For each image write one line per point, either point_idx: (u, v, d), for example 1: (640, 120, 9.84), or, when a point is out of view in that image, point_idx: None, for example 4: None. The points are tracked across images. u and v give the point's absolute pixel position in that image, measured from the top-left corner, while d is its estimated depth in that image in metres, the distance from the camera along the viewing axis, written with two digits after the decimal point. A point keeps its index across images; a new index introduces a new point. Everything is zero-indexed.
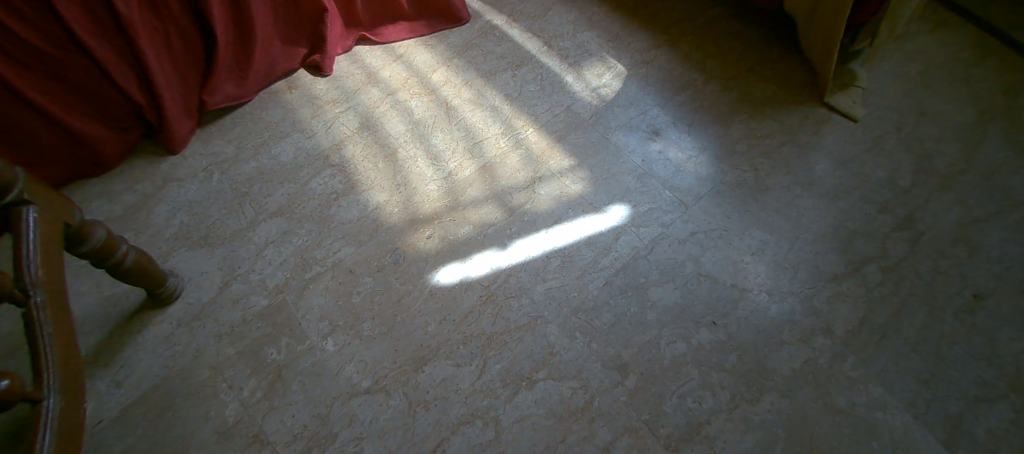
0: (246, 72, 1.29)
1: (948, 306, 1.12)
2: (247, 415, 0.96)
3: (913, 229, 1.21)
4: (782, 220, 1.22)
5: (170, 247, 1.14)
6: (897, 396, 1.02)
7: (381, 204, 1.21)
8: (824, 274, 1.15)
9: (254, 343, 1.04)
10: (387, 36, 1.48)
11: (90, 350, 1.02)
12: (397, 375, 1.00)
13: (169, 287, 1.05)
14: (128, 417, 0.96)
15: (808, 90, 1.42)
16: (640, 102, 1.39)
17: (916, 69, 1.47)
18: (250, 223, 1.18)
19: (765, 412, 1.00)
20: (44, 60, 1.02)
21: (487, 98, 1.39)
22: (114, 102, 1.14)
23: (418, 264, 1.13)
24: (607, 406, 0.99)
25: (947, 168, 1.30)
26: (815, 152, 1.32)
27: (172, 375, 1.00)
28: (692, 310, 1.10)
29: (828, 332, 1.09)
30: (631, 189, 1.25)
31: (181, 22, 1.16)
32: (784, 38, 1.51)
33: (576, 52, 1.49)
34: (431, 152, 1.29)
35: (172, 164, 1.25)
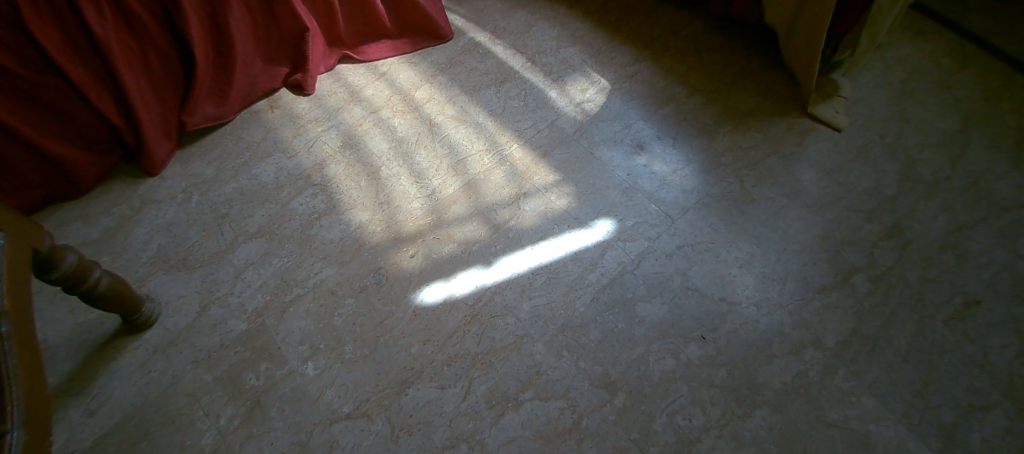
0: (227, 93, 1.28)
1: (938, 315, 1.11)
2: (225, 443, 0.93)
3: (900, 237, 1.21)
4: (769, 231, 1.21)
5: (147, 271, 1.12)
6: (890, 408, 1.00)
7: (363, 223, 1.19)
8: (812, 285, 1.14)
9: (232, 369, 1.01)
10: (370, 54, 1.48)
11: (62, 379, 0.99)
12: (380, 398, 0.98)
13: (146, 313, 1.03)
14: (100, 448, 0.92)
15: (791, 101, 1.43)
16: (624, 116, 1.39)
17: (897, 79, 1.48)
18: (229, 245, 1.15)
19: (756, 427, 0.98)
20: (18, 83, 1.01)
21: (471, 114, 1.38)
22: (91, 124, 1.13)
23: (402, 284, 1.11)
24: (596, 426, 0.96)
25: (932, 176, 1.30)
26: (799, 163, 1.32)
27: (147, 404, 0.97)
28: (680, 325, 1.08)
29: (819, 344, 1.07)
30: (617, 204, 1.24)
31: (160, 43, 1.15)
32: (765, 51, 1.52)
33: (559, 67, 1.49)
34: (415, 170, 1.28)
35: (150, 186, 1.23)
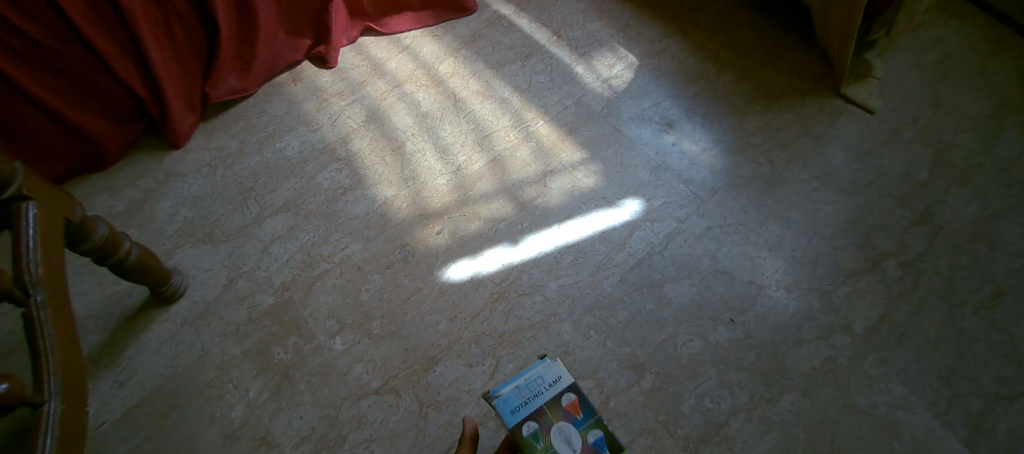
0: (250, 65, 1.26)
1: (969, 303, 1.09)
2: (254, 416, 0.94)
3: (932, 223, 1.17)
4: (800, 214, 1.19)
5: (173, 244, 1.12)
6: (918, 395, 0.99)
7: (388, 199, 1.18)
8: (843, 270, 1.12)
9: (260, 343, 1.02)
10: (393, 26, 1.45)
11: (93, 350, 1.00)
12: (408, 374, 0.98)
13: (174, 285, 1.03)
14: (132, 418, 0.94)
15: (823, 81, 1.38)
16: (652, 94, 1.36)
17: (936, 56, 1.41)
18: (255, 219, 1.15)
19: (785, 411, 0.98)
20: (42, 52, 0.98)
21: (496, 90, 1.35)
22: (116, 96, 1.11)
23: (428, 261, 1.11)
24: (624, 406, 0.97)
25: (965, 162, 1.24)
26: (831, 144, 1.28)
27: (176, 376, 0.98)
28: (709, 307, 1.07)
29: (849, 329, 1.06)
30: (645, 183, 1.22)
31: (185, 14, 1.12)
32: (800, 27, 1.46)
33: (585, 42, 1.45)
34: (440, 145, 1.26)
35: (174, 158, 1.22)
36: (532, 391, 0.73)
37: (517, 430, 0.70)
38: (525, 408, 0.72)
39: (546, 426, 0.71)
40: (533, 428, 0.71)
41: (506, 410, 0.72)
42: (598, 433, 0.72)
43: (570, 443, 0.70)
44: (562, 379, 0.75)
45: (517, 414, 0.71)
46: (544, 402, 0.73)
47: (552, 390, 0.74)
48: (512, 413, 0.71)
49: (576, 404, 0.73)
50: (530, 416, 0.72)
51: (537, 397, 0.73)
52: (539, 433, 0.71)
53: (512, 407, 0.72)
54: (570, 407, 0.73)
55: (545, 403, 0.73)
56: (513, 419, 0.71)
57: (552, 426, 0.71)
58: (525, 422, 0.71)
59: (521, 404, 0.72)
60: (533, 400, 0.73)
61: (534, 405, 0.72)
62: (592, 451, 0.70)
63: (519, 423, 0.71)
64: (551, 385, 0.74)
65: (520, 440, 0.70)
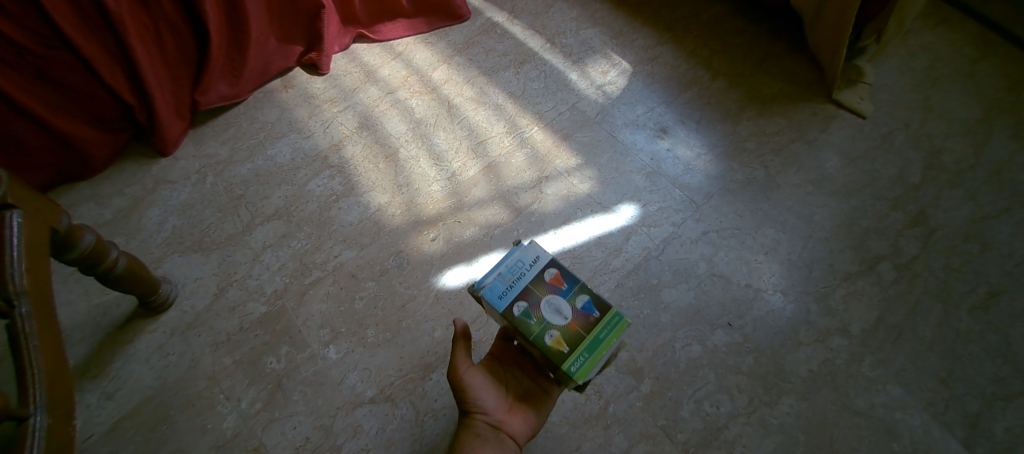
0: (240, 71, 1.25)
1: (963, 304, 1.09)
2: (246, 427, 0.93)
3: (924, 225, 1.18)
4: (794, 218, 1.19)
5: (162, 253, 1.10)
6: (915, 396, 0.99)
7: (382, 206, 1.17)
8: (838, 273, 1.12)
9: (253, 352, 1.00)
10: (386, 34, 1.44)
11: (79, 361, 0.97)
12: (404, 383, 0.98)
13: (163, 294, 1.01)
14: (121, 431, 0.91)
15: (814, 86, 1.39)
16: (645, 100, 1.36)
17: (927, 60, 1.43)
18: (247, 227, 1.13)
19: (783, 414, 0.97)
20: (27, 58, 0.96)
21: (490, 96, 1.35)
22: (104, 103, 1.09)
23: (423, 268, 1.10)
24: (623, 412, 0.97)
25: (955, 164, 1.26)
26: (824, 148, 1.29)
27: (166, 387, 0.96)
28: (706, 311, 1.07)
29: (846, 332, 1.06)
30: (641, 188, 1.22)
31: (175, 20, 1.10)
32: (790, 34, 1.48)
33: (579, 49, 1.46)
34: (434, 152, 1.25)
35: (164, 166, 1.20)
36: (514, 274, 0.72)
37: (507, 312, 0.70)
38: (511, 291, 0.71)
39: (535, 303, 0.71)
40: (523, 307, 0.70)
41: (493, 298, 0.71)
42: (585, 297, 0.72)
43: (561, 313, 0.71)
44: (542, 257, 0.74)
45: (504, 299, 0.71)
46: (528, 282, 0.72)
47: (533, 270, 0.73)
48: (501, 298, 0.71)
49: (559, 276, 0.73)
50: (519, 297, 0.71)
51: (521, 279, 0.72)
52: (530, 310, 0.71)
53: (498, 292, 0.71)
54: (554, 281, 0.73)
55: (530, 283, 0.72)
56: (502, 303, 0.70)
57: (541, 301, 0.71)
58: (516, 303, 0.71)
59: (507, 288, 0.72)
60: (517, 283, 0.72)
61: (520, 287, 0.72)
62: (583, 314, 0.71)
63: (509, 306, 0.71)
64: (532, 265, 0.73)
65: (513, 321, 0.70)
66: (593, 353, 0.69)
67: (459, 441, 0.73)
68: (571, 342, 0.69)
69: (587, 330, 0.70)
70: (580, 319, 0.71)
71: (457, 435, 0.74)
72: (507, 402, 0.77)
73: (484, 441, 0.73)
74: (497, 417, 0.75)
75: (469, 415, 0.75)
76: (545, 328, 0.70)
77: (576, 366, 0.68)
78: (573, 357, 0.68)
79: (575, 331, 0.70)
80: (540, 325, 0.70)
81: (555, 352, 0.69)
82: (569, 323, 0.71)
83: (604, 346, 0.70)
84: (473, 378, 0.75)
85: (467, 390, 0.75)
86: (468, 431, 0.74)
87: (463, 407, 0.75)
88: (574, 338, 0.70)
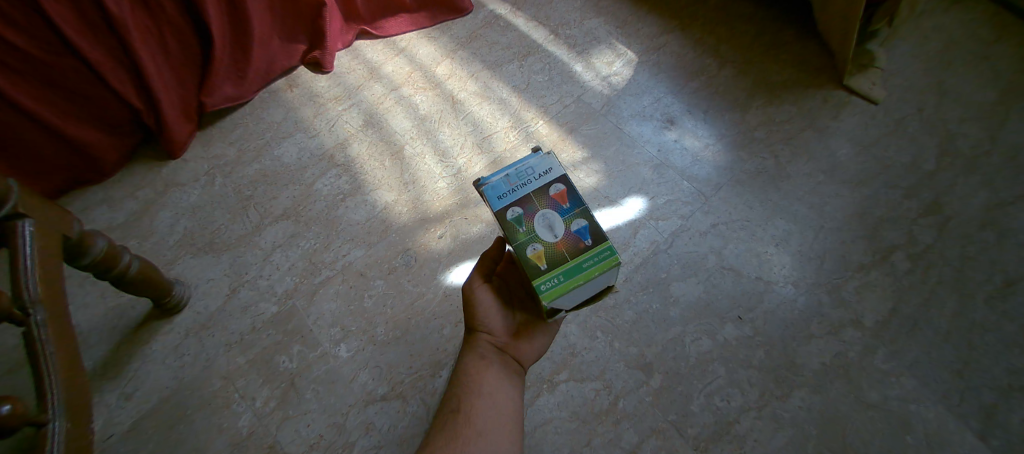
0: (245, 72, 1.25)
1: (979, 292, 1.07)
2: (261, 426, 0.95)
3: (939, 213, 1.16)
4: (805, 208, 1.17)
5: (174, 255, 1.11)
6: (930, 388, 0.98)
7: (389, 204, 1.17)
8: (850, 263, 1.11)
9: (265, 352, 1.01)
10: (388, 29, 1.43)
11: (96, 363, 0.99)
12: (414, 380, 0.99)
13: (176, 296, 1.02)
14: (139, 431, 0.94)
15: (825, 72, 1.36)
16: (652, 90, 1.34)
17: (942, 42, 1.38)
18: (255, 228, 1.14)
19: (795, 408, 0.97)
20: (34, 64, 0.97)
21: (494, 90, 1.34)
22: (111, 107, 1.10)
23: (431, 265, 1.10)
24: (633, 407, 0.97)
25: (971, 149, 1.23)
26: (835, 136, 1.26)
27: (182, 387, 0.97)
28: (716, 304, 1.07)
29: (858, 323, 1.05)
30: (648, 181, 1.21)
31: (177, 21, 1.10)
32: (800, 19, 1.44)
33: (583, 39, 1.44)
34: (440, 148, 1.25)
35: (173, 168, 1.21)
36: (521, 179, 0.70)
37: (500, 214, 0.69)
38: (511, 196, 0.69)
39: (530, 212, 0.69)
40: (517, 214, 0.68)
41: (493, 197, 0.70)
42: (582, 222, 0.68)
43: (552, 230, 0.68)
44: (554, 170, 0.70)
45: (503, 201, 0.69)
46: (531, 191, 0.69)
47: (540, 181, 0.70)
48: (499, 199, 0.69)
49: (564, 194, 0.69)
50: (517, 203, 0.69)
51: (526, 185, 0.70)
52: (524, 218, 0.68)
53: (500, 193, 0.69)
54: (557, 197, 0.69)
55: (533, 192, 0.69)
56: (499, 204, 0.69)
57: (537, 212, 0.69)
58: (511, 208, 0.69)
59: (509, 191, 0.69)
60: (521, 189, 0.70)
61: (522, 194, 0.69)
62: (574, 238, 0.68)
63: (504, 209, 0.69)
64: (541, 176, 0.70)
65: (503, 224, 0.68)
66: (569, 279, 0.66)
67: (463, 360, 0.73)
68: (551, 261, 0.67)
69: (571, 254, 0.67)
70: (570, 242, 0.68)
71: (462, 353, 0.74)
72: (513, 324, 0.76)
73: (489, 361, 0.73)
74: (502, 338, 0.75)
75: (474, 334, 0.74)
76: (530, 240, 0.68)
77: (546, 286, 0.65)
78: (547, 276, 0.66)
79: (560, 252, 0.67)
80: (527, 236, 0.68)
81: (531, 265, 0.67)
82: (556, 243, 0.68)
83: (585, 274, 0.66)
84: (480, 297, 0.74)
85: (474, 307, 0.74)
86: (472, 350, 0.73)
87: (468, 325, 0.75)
88: (556, 258, 0.67)
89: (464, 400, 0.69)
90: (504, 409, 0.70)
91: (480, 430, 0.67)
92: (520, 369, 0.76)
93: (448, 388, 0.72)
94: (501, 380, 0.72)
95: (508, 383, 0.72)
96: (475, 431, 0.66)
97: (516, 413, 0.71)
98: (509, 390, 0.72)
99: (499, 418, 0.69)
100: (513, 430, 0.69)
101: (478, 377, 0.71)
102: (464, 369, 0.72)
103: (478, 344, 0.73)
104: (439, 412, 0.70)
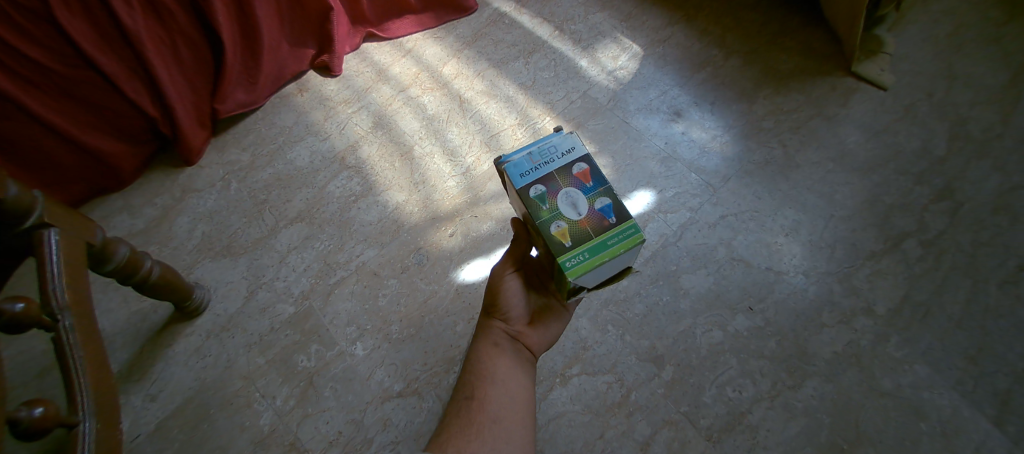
0: (256, 78, 1.27)
1: (992, 278, 1.06)
2: (282, 423, 0.97)
3: (951, 199, 1.15)
4: (816, 197, 1.17)
5: (193, 259, 1.14)
6: (944, 375, 0.98)
7: (400, 204, 1.19)
8: (861, 251, 1.11)
9: (284, 351, 1.04)
10: (395, 31, 1.45)
11: (122, 366, 1.02)
12: (429, 376, 1.01)
13: (196, 300, 1.05)
14: (166, 430, 0.97)
15: (833, 59, 1.34)
16: (658, 83, 1.35)
17: (952, 26, 1.37)
18: (270, 231, 1.17)
19: (808, 397, 0.97)
20: (54, 78, 1.00)
21: (500, 88, 1.35)
22: (128, 117, 1.13)
23: (442, 263, 1.12)
24: (645, 399, 0.98)
25: (983, 133, 1.21)
26: (844, 124, 1.26)
27: (205, 387, 1.00)
28: (726, 296, 1.07)
29: (870, 312, 1.04)
30: (656, 174, 1.21)
31: (189, 31, 1.13)
32: (807, 7, 1.43)
33: (588, 34, 1.44)
34: (448, 147, 1.26)
35: (190, 175, 1.24)
36: (544, 158, 0.70)
37: (524, 191, 0.68)
38: (535, 172, 0.69)
39: (554, 190, 0.68)
40: (540, 191, 0.68)
41: (515, 175, 0.69)
42: (606, 201, 0.68)
43: (576, 208, 0.68)
44: (577, 150, 0.70)
45: (526, 177, 0.69)
46: (553, 170, 0.69)
47: (564, 159, 0.70)
48: (522, 176, 0.69)
49: (587, 173, 0.69)
50: (538, 181, 0.68)
51: (549, 164, 0.69)
52: (546, 196, 0.68)
53: (522, 171, 0.69)
54: (581, 175, 0.69)
55: (555, 171, 0.69)
56: (522, 181, 0.68)
57: (560, 190, 0.68)
58: (534, 185, 0.68)
59: (532, 169, 0.69)
60: (544, 167, 0.69)
61: (545, 171, 0.69)
62: (597, 215, 0.68)
63: (526, 186, 0.68)
64: (565, 154, 0.70)
65: (526, 201, 0.68)
66: (595, 256, 0.66)
67: (476, 346, 0.75)
68: (575, 238, 0.66)
69: (595, 232, 0.67)
70: (594, 220, 0.67)
71: (475, 340, 0.75)
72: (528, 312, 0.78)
73: (502, 348, 0.74)
74: (516, 326, 0.76)
75: (490, 321, 0.76)
76: (553, 217, 0.67)
77: (571, 262, 0.65)
78: (572, 253, 0.66)
79: (583, 229, 0.67)
80: (550, 213, 0.67)
81: (556, 243, 0.66)
82: (581, 221, 0.67)
83: (609, 252, 0.66)
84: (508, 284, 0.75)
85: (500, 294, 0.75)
86: (486, 337, 0.75)
87: (485, 311, 0.77)
88: (579, 235, 0.67)
89: (479, 387, 0.70)
90: (518, 396, 0.71)
91: (495, 417, 0.67)
92: (532, 358, 0.77)
93: (462, 372, 0.74)
94: (514, 368, 0.73)
95: (521, 370, 0.73)
96: (491, 418, 0.67)
97: (529, 400, 0.72)
98: (521, 378, 0.73)
99: (514, 406, 0.69)
100: (525, 418, 0.69)
101: (491, 363, 0.72)
102: (478, 356, 0.73)
103: (493, 330, 0.75)
104: (454, 396, 0.71)
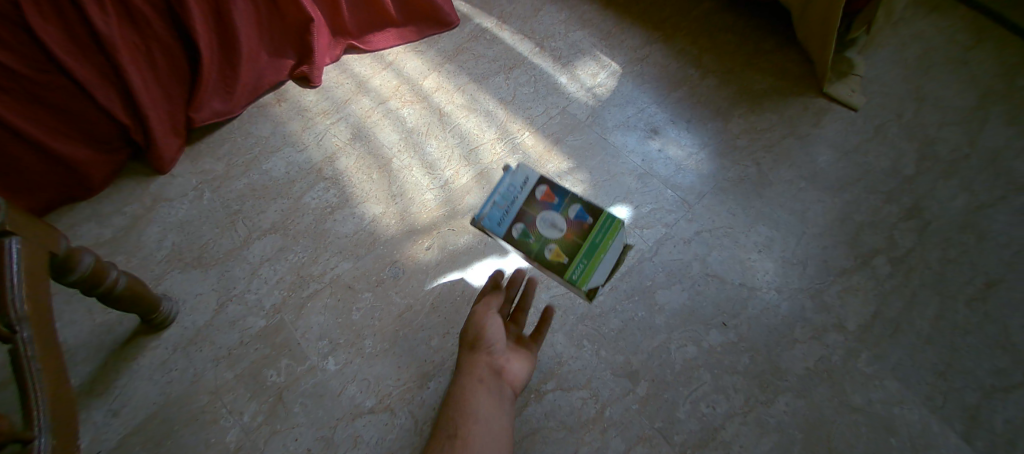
0: (232, 88, 1.25)
1: (959, 295, 1.09)
2: (249, 440, 0.95)
3: (920, 218, 1.18)
4: (788, 215, 1.19)
5: (162, 269, 1.11)
6: (913, 391, 1.00)
7: (377, 216, 1.18)
8: (833, 268, 1.13)
9: (254, 366, 1.01)
10: (375, 43, 1.45)
11: (82, 380, 0.99)
12: (403, 392, 0.99)
13: (163, 312, 1.02)
14: (126, 447, 0.93)
15: (805, 80, 1.38)
16: (636, 100, 1.37)
17: (919, 51, 1.41)
18: (243, 242, 1.15)
19: (780, 413, 0.98)
20: (23, 82, 0.98)
21: (481, 103, 1.36)
22: (99, 124, 1.10)
23: (418, 277, 1.11)
24: (619, 415, 0.98)
25: (950, 154, 1.25)
26: (816, 143, 1.29)
27: (169, 403, 0.97)
28: (701, 312, 1.08)
29: (841, 328, 1.06)
30: (633, 190, 1.23)
31: (164, 38, 1.12)
32: (781, 30, 1.47)
33: (568, 51, 1.46)
34: (427, 161, 1.26)
35: (161, 184, 1.22)
36: (507, 199, 0.73)
37: (507, 237, 0.73)
38: (508, 216, 0.73)
39: (531, 223, 0.73)
40: (521, 229, 0.72)
41: (493, 225, 0.73)
42: (577, 208, 0.73)
43: (556, 227, 0.73)
44: (530, 177, 0.73)
45: (503, 225, 0.73)
46: (521, 205, 0.73)
47: (524, 191, 0.73)
48: (499, 225, 0.73)
49: (550, 192, 0.73)
50: (515, 220, 0.73)
51: (514, 202, 0.73)
52: (528, 231, 0.72)
53: (496, 221, 0.73)
54: (545, 198, 0.73)
55: (523, 205, 0.73)
56: (501, 230, 0.73)
57: (535, 219, 0.73)
58: (513, 227, 0.73)
59: (502, 215, 0.73)
60: (511, 208, 0.73)
61: (515, 211, 0.73)
62: (576, 224, 0.73)
63: (507, 231, 0.73)
64: (522, 186, 0.73)
65: (514, 244, 0.73)
66: (592, 258, 0.73)
67: (460, 382, 0.73)
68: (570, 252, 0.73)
69: (584, 237, 0.73)
70: (576, 229, 0.73)
71: (458, 376, 0.74)
72: (509, 349, 0.79)
73: (486, 383, 0.73)
74: (499, 363, 0.76)
75: (474, 357, 0.75)
76: (544, 245, 0.73)
77: (577, 274, 0.73)
78: (573, 266, 0.73)
79: (571, 240, 0.73)
80: (539, 243, 0.73)
81: (557, 264, 0.73)
82: (565, 235, 0.73)
83: (601, 249, 0.74)
84: (491, 322, 0.77)
85: (484, 330, 0.76)
86: (469, 373, 0.74)
87: (468, 349, 0.77)
88: (571, 247, 0.73)
89: (461, 424, 0.69)
90: (500, 436, 0.70)
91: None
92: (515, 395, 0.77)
93: (443, 410, 0.71)
94: (496, 405, 0.72)
95: (503, 408, 0.73)
96: None
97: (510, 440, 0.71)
98: (502, 417, 0.72)
99: (496, 438, 0.69)
100: None
101: (475, 399, 0.71)
102: (462, 392, 0.72)
103: (479, 366, 0.74)
104: (435, 436, 0.69)
